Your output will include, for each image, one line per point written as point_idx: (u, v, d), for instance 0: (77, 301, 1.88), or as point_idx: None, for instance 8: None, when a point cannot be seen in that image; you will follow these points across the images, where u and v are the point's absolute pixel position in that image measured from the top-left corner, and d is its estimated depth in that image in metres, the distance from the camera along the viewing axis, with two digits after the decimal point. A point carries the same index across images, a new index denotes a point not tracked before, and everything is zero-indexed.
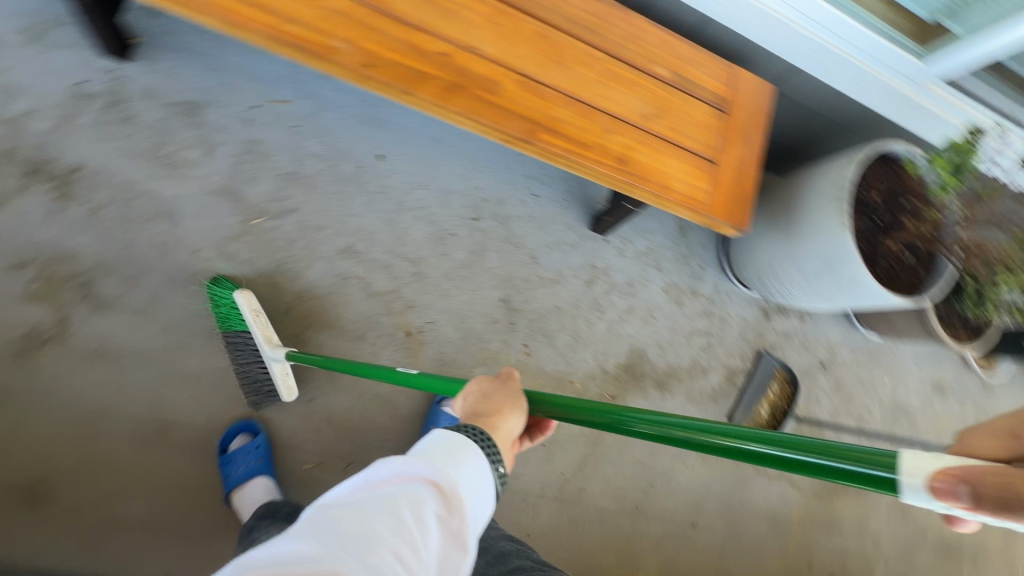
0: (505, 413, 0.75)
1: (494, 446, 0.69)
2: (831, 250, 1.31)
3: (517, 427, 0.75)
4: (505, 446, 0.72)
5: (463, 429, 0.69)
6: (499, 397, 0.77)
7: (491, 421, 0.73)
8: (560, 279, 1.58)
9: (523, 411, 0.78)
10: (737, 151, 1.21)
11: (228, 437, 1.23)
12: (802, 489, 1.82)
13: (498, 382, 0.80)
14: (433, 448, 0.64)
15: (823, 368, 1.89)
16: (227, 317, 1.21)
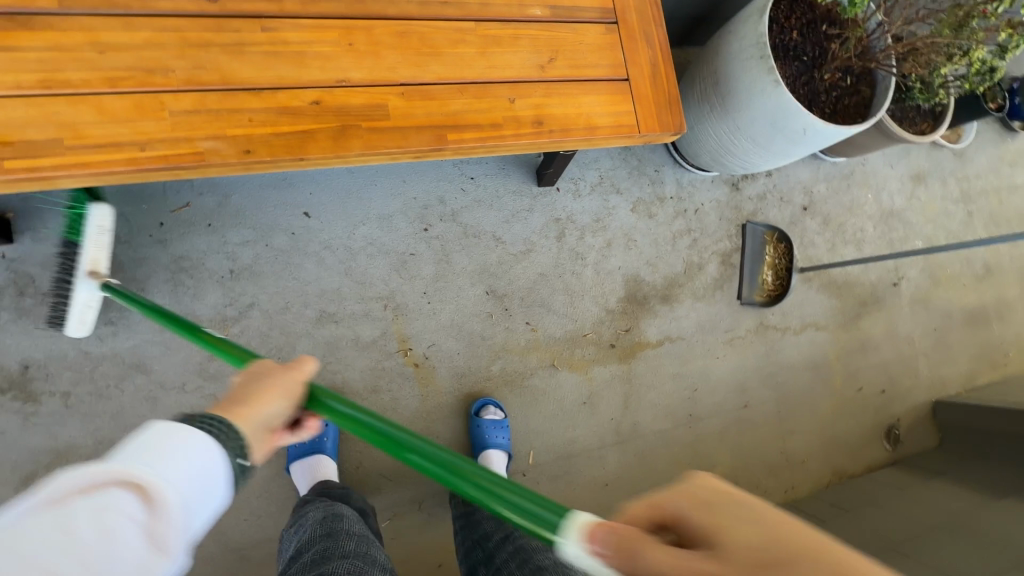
0: (258, 396, 0.71)
1: (240, 441, 0.65)
2: (771, 109, 1.27)
3: (278, 412, 0.72)
4: (255, 437, 0.68)
5: (210, 425, 0.62)
6: (266, 374, 0.75)
7: (236, 411, 0.68)
8: (531, 246, 1.55)
9: (291, 401, 0.74)
10: (645, 56, 1.14)
11: None
12: (828, 328, 1.88)
13: (280, 369, 0.76)
14: (180, 433, 0.59)
15: (807, 211, 1.90)
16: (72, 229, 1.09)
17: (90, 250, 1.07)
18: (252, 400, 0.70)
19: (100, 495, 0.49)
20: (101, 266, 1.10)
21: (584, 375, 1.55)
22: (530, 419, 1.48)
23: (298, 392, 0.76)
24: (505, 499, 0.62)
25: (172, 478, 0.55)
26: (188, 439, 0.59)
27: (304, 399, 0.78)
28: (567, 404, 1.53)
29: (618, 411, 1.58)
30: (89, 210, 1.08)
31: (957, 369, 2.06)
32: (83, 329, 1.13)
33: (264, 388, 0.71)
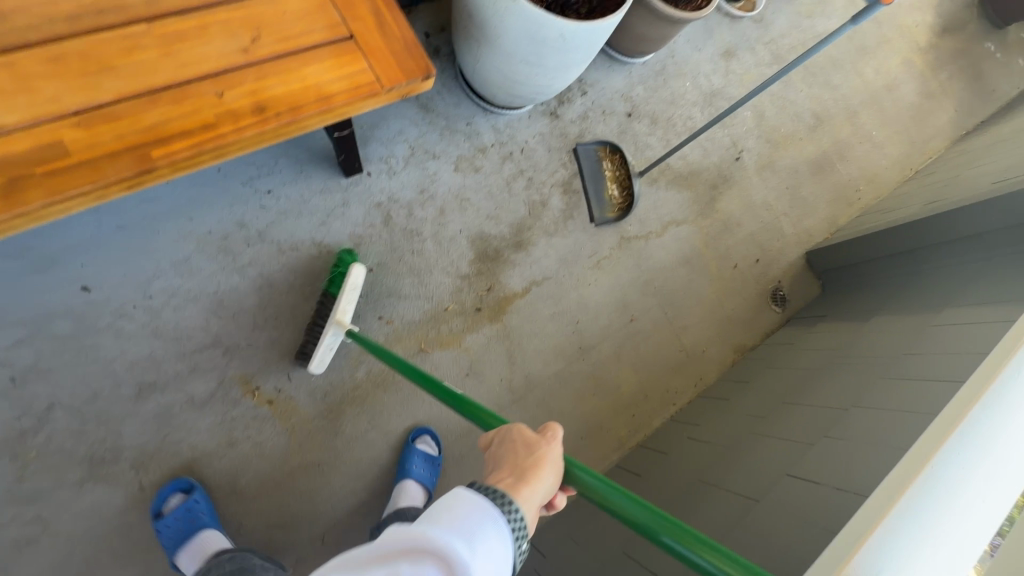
0: (530, 471, 0.74)
1: (505, 497, 0.68)
2: (523, 26, 1.23)
3: (547, 490, 0.74)
4: (529, 509, 0.70)
5: (484, 491, 0.68)
6: (537, 450, 0.77)
7: (512, 486, 0.72)
8: (359, 240, 1.46)
9: (557, 476, 0.76)
10: (364, 7, 1.06)
11: (161, 498, 1.16)
12: (689, 219, 1.91)
13: (539, 441, 0.79)
14: (470, 508, 0.65)
15: (632, 117, 1.91)
16: (332, 280, 1.29)
17: (340, 303, 1.18)
18: (506, 483, 0.72)
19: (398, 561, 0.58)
20: (346, 316, 1.21)
21: (458, 349, 1.50)
22: (416, 411, 1.42)
23: (561, 468, 0.78)
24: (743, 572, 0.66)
25: (470, 551, 0.61)
26: (466, 510, 0.64)
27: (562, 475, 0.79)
28: (450, 382, 1.47)
29: (507, 370, 1.54)
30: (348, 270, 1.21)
31: (819, 217, 2.15)
32: (321, 367, 1.24)
33: (536, 466, 0.74)
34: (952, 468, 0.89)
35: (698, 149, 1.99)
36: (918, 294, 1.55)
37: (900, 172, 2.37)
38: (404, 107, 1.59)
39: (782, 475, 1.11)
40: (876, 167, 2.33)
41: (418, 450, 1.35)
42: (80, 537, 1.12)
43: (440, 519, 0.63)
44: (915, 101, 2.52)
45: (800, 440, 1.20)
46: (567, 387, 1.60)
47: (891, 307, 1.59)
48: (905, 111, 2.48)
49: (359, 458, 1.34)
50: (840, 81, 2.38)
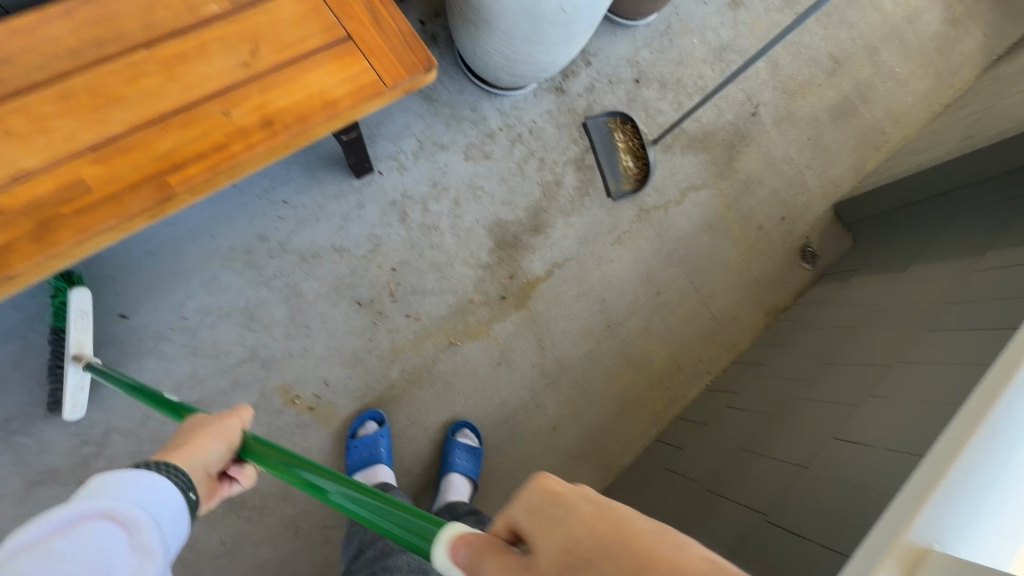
0: (189, 445, 0.75)
1: (184, 480, 0.69)
2: (521, 4, 1.19)
3: (216, 456, 0.76)
4: (196, 478, 0.72)
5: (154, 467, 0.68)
6: (213, 428, 0.78)
7: (176, 455, 0.73)
8: (378, 240, 1.46)
9: (231, 443, 0.79)
10: (358, 5, 1.04)
11: (359, 421, 1.34)
12: (708, 183, 1.86)
13: (217, 418, 0.81)
14: (144, 480, 0.64)
15: (640, 83, 1.84)
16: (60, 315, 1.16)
17: (72, 336, 1.12)
18: (182, 449, 0.74)
19: (78, 529, 0.54)
20: (85, 347, 1.14)
21: (487, 339, 1.50)
22: (453, 404, 1.44)
23: (237, 438, 0.80)
24: (388, 506, 0.62)
25: (134, 502, 0.61)
26: (140, 480, 0.63)
27: (239, 448, 0.80)
28: (482, 373, 1.48)
29: (537, 355, 1.54)
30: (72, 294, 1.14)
31: (844, 166, 2.06)
32: (80, 410, 1.15)
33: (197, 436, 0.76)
34: (1009, 425, 0.85)
35: (711, 108, 1.92)
36: (957, 239, 1.49)
37: (928, 109, 2.25)
38: (408, 100, 1.57)
39: (828, 439, 1.10)
40: (902, 106, 2.22)
41: (459, 442, 1.38)
42: None
43: (117, 497, 0.60)
44: (940, 29, 2.37)
45: (843, 401, 1.18)
46: (599, 366, 1.60)
47: (929, 254, 1.53)
48: (929, 42, 2.33)
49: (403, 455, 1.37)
50: (857, 18, 2.25)
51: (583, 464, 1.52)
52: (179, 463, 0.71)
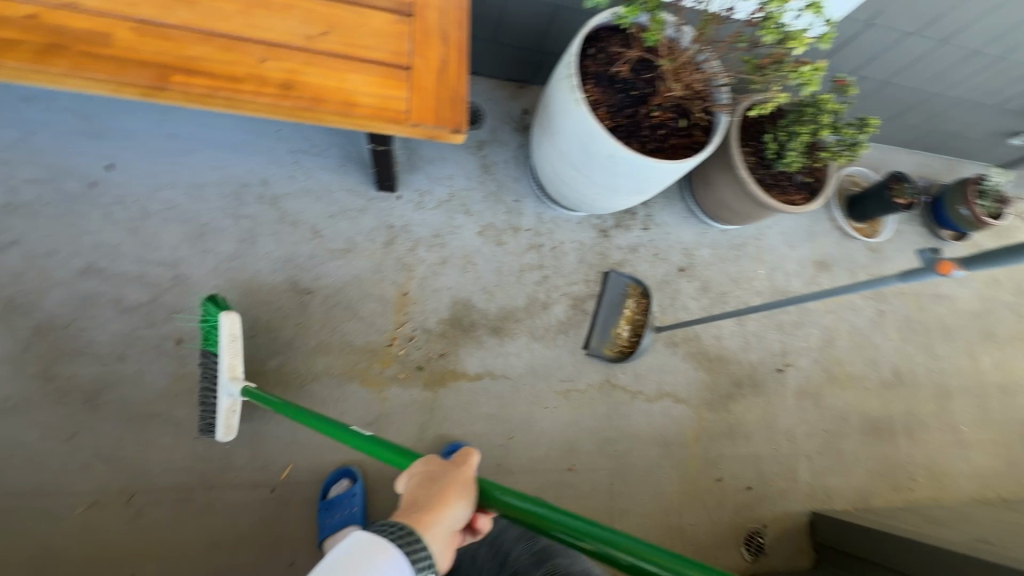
0: (436, 503, 0.67)
1: (413, 533, 0.64)
2: (579, 131, 1.21)
3: (461, 518, 0.68)
4: (437, 540, 0.66)
5: (384, 530, 0.64)
6: (444, 481, 0.70)
7: (426, 513, 0.66)
8: (352, 247, 1.47)
9: (472, 501, 0.70)
10: (435, 52, 1.12)
11: (331, 482, 1.32)
12: (692, 403, 1.69)
13: (449, 466, 0.72)
14: (365, 551, 0.61)
15: (683, 273, 1.78)
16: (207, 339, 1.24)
17: (227, 358, 1.15)
18: (413, 504, 0.68)
19: None
20: (236, 369, 1.16)
21: (376, 394, 1.40)
22: (299, 430, 1.33)
23: (475, 489, 0.71)
24: None
25: None
26: (360, 541, 0.62)
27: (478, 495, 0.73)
28: (348, 422, 1.37)
29: (407, 442, 1.40)
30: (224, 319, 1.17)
31: (849, 482, 1.79)
32: (228, 434, 1.19)
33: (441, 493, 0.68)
34: None
35: (739, 339, 1.80)
36: None
37: (977, 487, 1.93)
38: (466, 158, 1.63)
39: None
40: (947, 467, 1.92)
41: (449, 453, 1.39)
42: None
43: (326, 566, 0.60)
44: None
45: None
46: None
47: None
48: (1013, 424, 2.05)
49: (216, 441, 1.27)
50: (947, 354, 2.04)
51: None
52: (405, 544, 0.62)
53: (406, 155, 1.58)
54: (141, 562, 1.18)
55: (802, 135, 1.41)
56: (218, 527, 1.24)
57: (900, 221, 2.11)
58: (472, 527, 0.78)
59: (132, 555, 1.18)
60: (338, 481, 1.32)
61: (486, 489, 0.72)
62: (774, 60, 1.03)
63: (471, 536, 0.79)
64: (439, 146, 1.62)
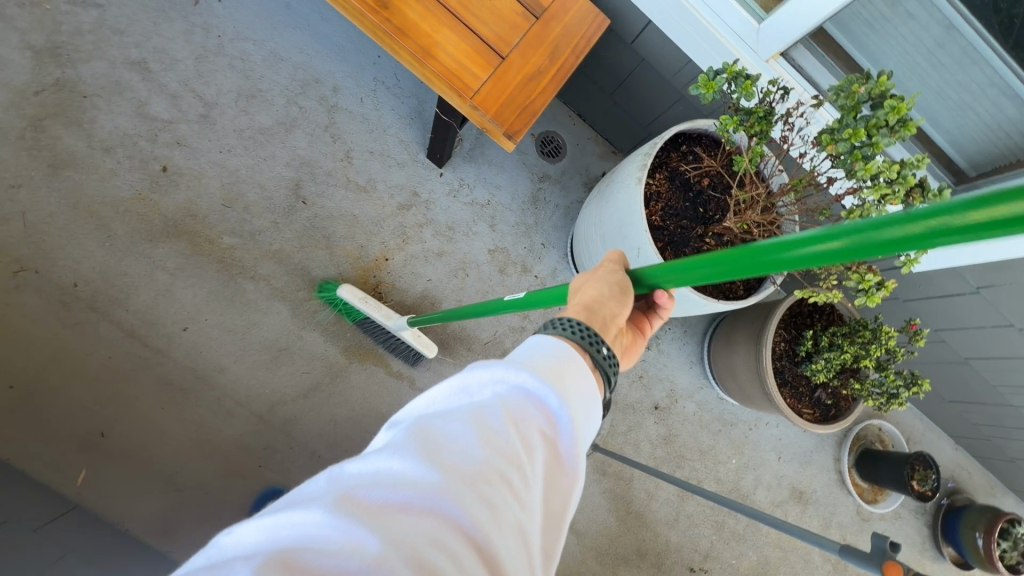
0: (586, 297, 0.65)
1: (596, 332, 0.59)
2: (622, 209, 1.11)
3: (620, 310, 0.65)
4: (607, 330, 0.62)
5: (560, 325, 0.59)
6: (593, 287, 0.67)
7: (582, 305, 0.63)
8: (369, 189, 1.43)
9: (626, 294, 0.67)
10: (537, 59, 1.07)
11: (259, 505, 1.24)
12: (582, 540, 1.51)
13: (603, 269, 0.70)
14: (559, 347, 0.54)
15: (656, 412, 1.62)
16: (350, 311, 1.30)
17: (380, 311, 1.24)
18: (589, 304, 0.63)
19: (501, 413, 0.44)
20: (392, 317, 1.24)
21: (296, 328, 1.32)
22: (204, 312, 1.27)
23: (626, 276, 0.69)
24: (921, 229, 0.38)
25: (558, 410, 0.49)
26: (550, 341, 0.55)
27: (643, 277, 0.68)
28: (253, 336, 1.29)
29: (292, 390, 1.30)
30: (344, 290, 1.26)
31: None
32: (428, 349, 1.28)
33: (587, 295, 0.65)
34: None
35: (670, 510, 1.60)
36: None
37: None
38: (523, 181, 1.59)
39: None
40: None
41: None
42: None
43: (530, 355, 0.52)
44: None
45: None
46: (302, 478, 1.28)
47: None
48: None
49: (128, 272, 1.23)
50: None
51: (158, 495, 1.19)
52: (576, 347, 0.56)
53: (471, 145, 1.56)
54: None
55: (846, 353, 1.26)
56: (70, 349, 1.19)
57: (907, 507, 1.86)
58: (649, 308, 0.80)
59: None
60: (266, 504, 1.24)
61: (640, 277, 0.69)
62: None
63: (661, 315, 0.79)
64: (505, 156, 1.58)
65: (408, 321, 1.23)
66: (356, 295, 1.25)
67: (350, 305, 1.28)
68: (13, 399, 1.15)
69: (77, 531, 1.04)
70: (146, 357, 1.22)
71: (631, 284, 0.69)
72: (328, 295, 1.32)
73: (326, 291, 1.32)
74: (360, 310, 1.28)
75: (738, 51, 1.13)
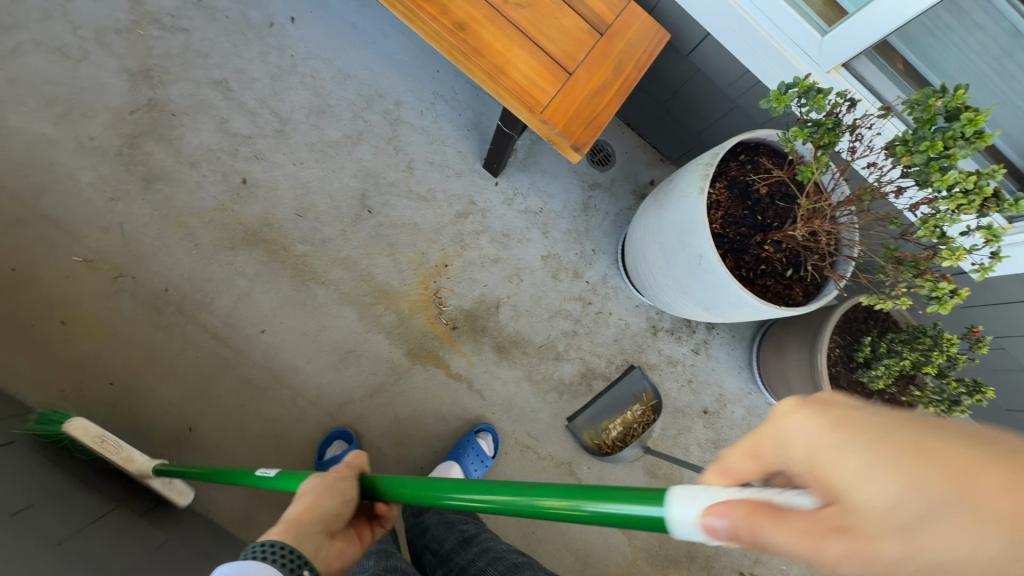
0: (310, 505, 0.66)
1: (304, 554, 0.60)
2: (684, 218, 1.15)
3: (343, 513, 0.69)
4: (314, 554, 0.63)
5: (270, 548, 0.59)
6: (312, 492, 0.69)
7: (288, 527, 0.63)
8: (429, 198, 1.50)
9: (351, 497, 0.70)
10: (602, 74, 1.12)
11: (326, 444, 1.32)
12: (633, 541, 1.53)
13: (343, 473, 0.72)
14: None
15: (705, 416, 1.64)
16: (80, 450, 1.10)
17: (112, 456, 1.07)
18: (299, 517, 0.65)
19: None
20: (140, 460, 1.09)
21: (363, 331, 1.39)
22: (280, 315, 1.35)
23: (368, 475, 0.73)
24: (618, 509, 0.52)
25: None
26: (245, 568, 0.56)
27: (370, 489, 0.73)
28: (324, 338, 1.36)
29: (359, 390, 1.37)
30: (69, 423, 1.07)
31: None
32: (186, 494, 1.18)
33: (308, 504, 0.66)
34: None
35: None
36: None
37: None
38: (574, 189, 1.63)
39: None
40: None
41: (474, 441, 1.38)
42: (78, 85, 1.33)
43: None
44: None
45: None
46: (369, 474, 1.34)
47: None
48: None
49: (212, 278, 1.32)
50: None
51: (240, 487, 1.27)
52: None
53: (524, 154, 1.61)
54: (84, 334, 1.25)
55: (904, 360, 1.26)
56: (161, 349, 1.28)
57: None
58: (375, 515, 0.80)
59: (87, 320, 1.26)
60: (333, 443, 1.32)
61: (375, 485, 0.73)
62: (917, 261, 0.93)
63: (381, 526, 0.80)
64: (556, 165, 1.63)
65: (156, 466, 1.09)
66: (86, 433, 1.06)
67: (77, 446, 1.07)
68: (111, 395, 1.24)
69: (173, 518, 1.13)
70: (229, 357, 1.31)
71: (360, 490, 0.73)
72: (44, 428, 1.08)
73: (47, 420, 1.09)
74: (88, 452, 1.08)
75: (798, 62, 1.15)
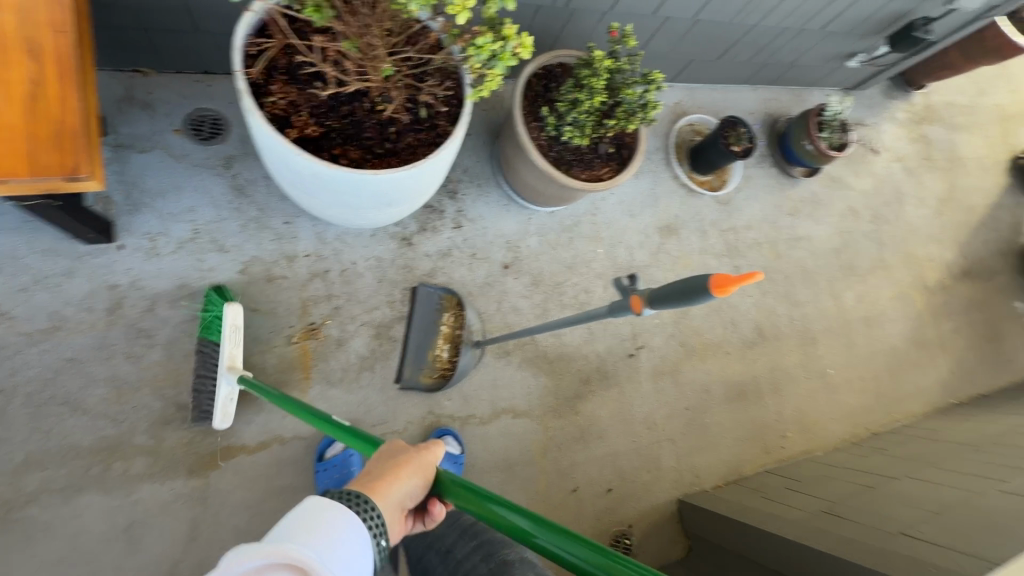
0: (394, 475, 0.72)
1: (383, 521, 0.67)
2: (270, 147, 0.93)
3: (411, 496, 0.72)
4: (391, 516, 0.69)
5: (341, 497, 0.65)
6: (401, 461, 0.74)
7: (376, 485, 0.70)
8: (61, 324, 1.19)
9: (424, 482, 0.74)
10: (21, 71, 0.82)
11: (327, 444, 1.29)
12: (535, 414, 1.54)
13: (415, 449, 0.77)
14: (314, 519, 0.61)
15: (509, 270, 1.58)
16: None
17: (226, 347, 1.13)
18: (365, 478, 0.71)
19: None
20: (234, 360, 1.14)
21: (122, 498, 1.16)
22: (13, 565, 1.09)
23: (430, 476, 0.75)
24: None
25: (329, 559, 0.59)
26: (319, 504, 0.62)
27: (433, 484, 0.76)
28: (87, 540, 1.13)
29: (174, 545, 1.17)
30: (223, 310, 1.15)
31: (716, 456, 1.72)
32: (226, 420, 1.17)
33: (397, 470, 0.72)
34: None
35: (582, 329, 1.64)
36: None
37: (848, 427, 1.92)
38: (211, 182, 1.33)
39: None
40: (818, 413, 1.90)
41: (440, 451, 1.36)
42: None
43: (293, 524, 0.60)
44: (900, 346, 2.09)
45: None
46: None
47: None
48: (881, 355, 2.05)
49: None
50: (806, 298, 1.98)
51: None
52: (349, 517, 0.63)
53: (123, 193, 1.27)
54: None
55: (583, 104, 1.22)
56: None
57: (750, 166, 2.00)
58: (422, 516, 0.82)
59: None
60: (333, 444, 1.29)
61: (438, 482, 0.75)
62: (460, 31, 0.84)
63: (422, 524, 0.82)
64: (169, 175, 1.31)
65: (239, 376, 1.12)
66: (223, 321, 1.14)
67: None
68: None
69: None
70: None
71: (430, 481, 0.75)
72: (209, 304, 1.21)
73: (209, 299, 1.20)
74: None
75: None
